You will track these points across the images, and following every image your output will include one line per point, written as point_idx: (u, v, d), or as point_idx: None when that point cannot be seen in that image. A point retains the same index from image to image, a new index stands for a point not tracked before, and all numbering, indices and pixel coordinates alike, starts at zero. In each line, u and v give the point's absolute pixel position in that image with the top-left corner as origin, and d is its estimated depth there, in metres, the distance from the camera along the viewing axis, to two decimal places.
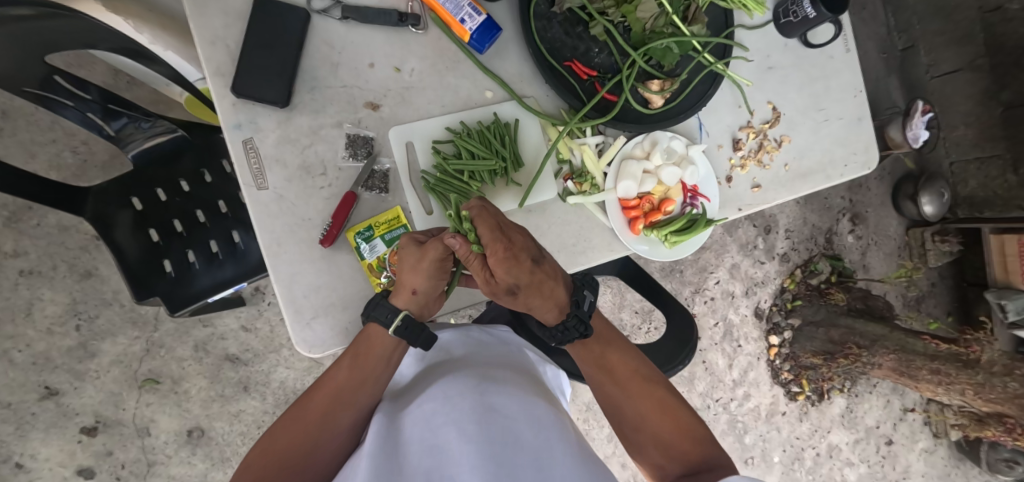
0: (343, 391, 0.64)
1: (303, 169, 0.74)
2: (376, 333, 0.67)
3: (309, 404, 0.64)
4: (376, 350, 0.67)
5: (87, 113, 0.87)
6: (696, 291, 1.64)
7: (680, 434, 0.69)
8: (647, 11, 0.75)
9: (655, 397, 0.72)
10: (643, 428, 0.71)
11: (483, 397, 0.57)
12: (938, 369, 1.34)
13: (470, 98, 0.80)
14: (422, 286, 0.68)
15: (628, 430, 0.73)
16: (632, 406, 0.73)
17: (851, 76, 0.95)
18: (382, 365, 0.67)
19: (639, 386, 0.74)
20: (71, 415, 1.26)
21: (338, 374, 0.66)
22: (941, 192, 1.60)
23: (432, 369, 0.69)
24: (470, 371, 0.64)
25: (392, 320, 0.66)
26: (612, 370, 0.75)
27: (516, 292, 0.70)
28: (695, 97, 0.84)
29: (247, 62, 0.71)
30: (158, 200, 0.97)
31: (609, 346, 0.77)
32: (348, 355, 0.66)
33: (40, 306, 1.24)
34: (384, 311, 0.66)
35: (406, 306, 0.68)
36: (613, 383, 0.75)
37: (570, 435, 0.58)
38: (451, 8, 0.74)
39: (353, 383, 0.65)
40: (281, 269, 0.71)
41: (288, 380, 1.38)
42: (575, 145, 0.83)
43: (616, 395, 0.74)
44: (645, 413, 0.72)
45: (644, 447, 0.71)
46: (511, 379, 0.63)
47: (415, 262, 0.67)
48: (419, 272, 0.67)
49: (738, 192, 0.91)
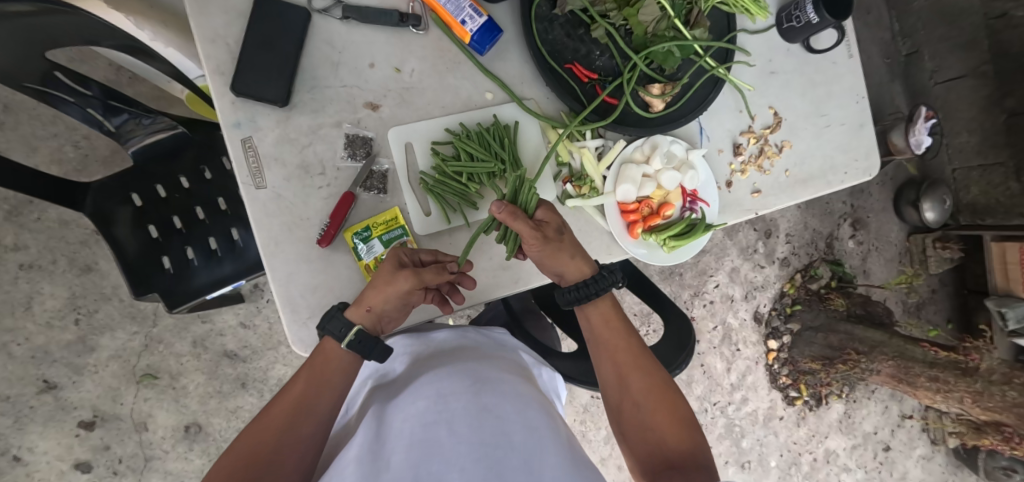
0: (304, 398, 0.64)
1: (302, 168, 0.73)
2: (332, 347, 0.67)
3: (268, 417, 0.62)
4: (334, 359, 0.67)
5: (88, 110, 0.87)
6: (695, 294, 1.64)
7: (673, 428, 0.67)
8: (648, 15, 0.75)
9: (658, 382, 0.71)
10: (639, 405, 0.69)
11: (477, 397, 0.57)
12: (936, 377, 1.34)
13: (470, 99, 0.80)
14: (383, 308, 0.68)
15: (621, 406, 0.71)
16: (631, 385, 0.71)
17: (854, 83, 0.95)
18: (340, 374, 0.67)
19: (645, 366, 0.72)
20: (69, 408, 1.27)
21: (297, 385, 0.65)
22: (943, 199, 1.60)
23: (425, 364, 0.69)
24: (466, 369, 0.64)
25: (346, 334, 0.66)
26: (622, 342, 0.74)
27: (562, 232, 0.74)
28: (697, 100, 0.84)
29: (245, 60, 0.70)
30: (157, 196, 0.97)
31: (623, 320, 0.76)
32: (308, 366, 0.66)
33: (39, 300, 1.25)
34: (338, 326, 0.66)
35: (359, 321, 0.67)
36: (619, 355, 0.73)
37: (561, 438, 0.58)
38: (452, 9, 0.74)
39: (315, 390, 0.65)
40: (279, 269, 0.71)
41: (287, 378, 1.38)
42: (575, 148, 0.82)
43: (619, 371, 0.73)
44: (644, 391, 0.70)
45: (636, 426, 0.69)
46: (505, 379, 0.64)
47: (384, 281, 0.67)
48: (384, 294, 0.67)
49: (738, 197, 0.90)
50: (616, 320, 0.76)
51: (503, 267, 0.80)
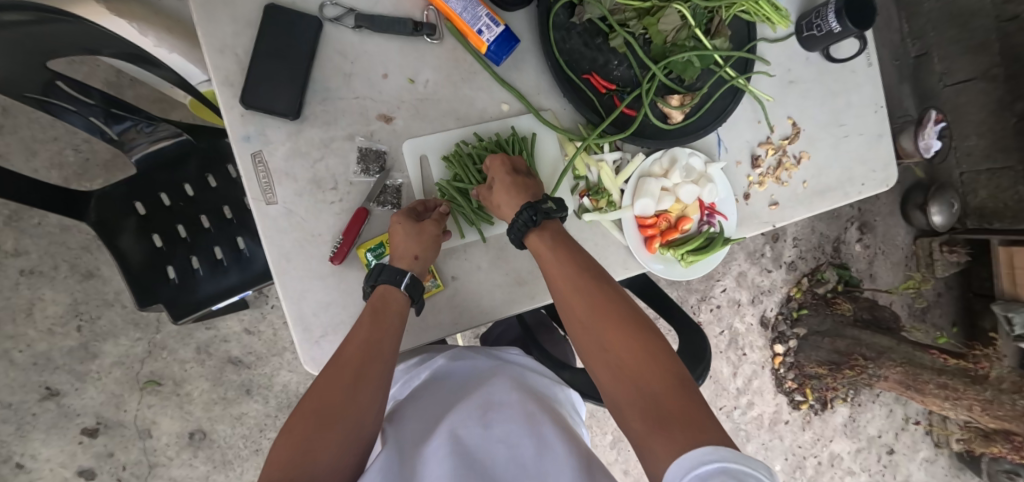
0: (373, 345, 0.62)
1: (313, 182, 0.71)
2: (390, 292, 0.67)
3: (338, 366, 0.60)
4: (393, 306, 0.66)
5: (90, 117, 0.84)
6: (702, 299, 1.63)
7: (633, 350, 0.59)
8: (669, 24, 0.73)
9: (610, 306, 0.63)
10: (590, 328, 0.63)
11: (488, 429, 0.59)
12: (944, 384, 1.33)
13: (485, 111, 0.77)
14: (426, 254, 0.69)
15: (576, 332, 0.65)
16: (582, 313, 0.64)
17: (872, 92, 0.93)
18: (397, 320, 0.66)
19: (599, 297, 0.64)
20: (72, 415, 1.25)
21: (360, 331, 0.63)
22: (951, 202, 1.59)
23: (430, 395, 0.70)
24: (470, 397, 0.65)
25: (401, 280, 0.67)
26: (560, 266, 0.66)
27: (493, 186, 0.71)
28: (715, 112, 0.82)
29: (255, 71, 0.68)
30: (161, 204, 0.95)
31: (571, 253, 0.68)
32: (369, 312, 0.65)
33: (40, 306, 1.23)
34: (390, 274, 0.67)
35: (410, 270, 0.68)
36: (562, 280, 0.66)
37: (576, 450, 0.59)
38: (468, 18, 0.71)
39: (377, 339, 0.63)
40: (292, 286, 0.69)
41: (291, 384, 1.37)
42: (592, 161, 0.80)
43: (567, 300, 0.66)
44: (594, 314, 0.63)
45: (594, 348, 0.62)
46: (515, 401, 0.65)
47: (413, 233, 0.69)
48: (424, 239, 0.69)
49: (756, 209, 0.88)
50: (564, 255, 0.67)
51: (519, 284, 0.78)
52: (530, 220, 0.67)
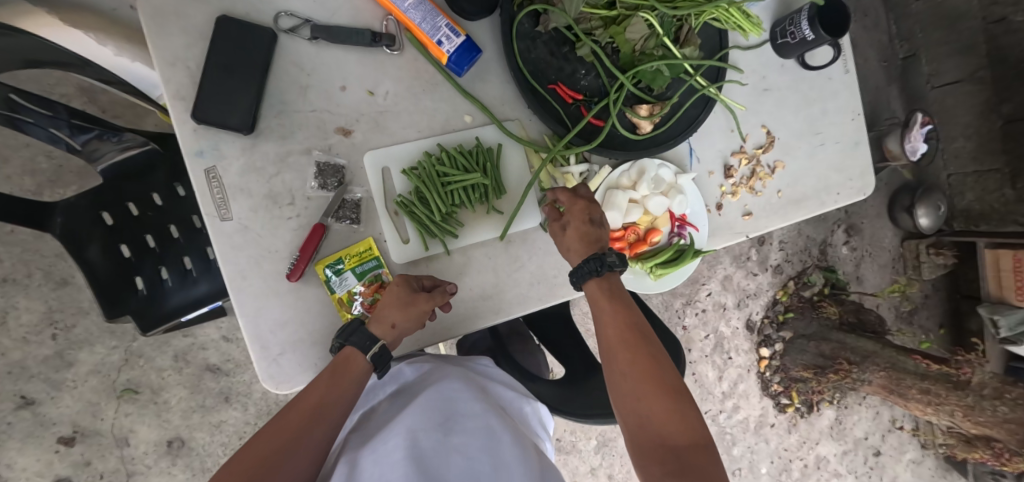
0: (322, 403, 0.62)
1: (269, 197, 0.70)
2: (354, 357, 0.65)
3: (283, 421, 0.60)
4: (356, 371, 0.65)
5: (51, 129, 0.81)
6: (687, 302, 1.62)
7: (666, 407, 0.60)
8: (636, 33, 0.72)
9: (650, 355, 0.64)
10: (633, 388, 0.62)
11: (447, 436, 0.58)
12: (928, 389, 1.32)
13: (447, 122, 0.76)
14: (405, 327, 0.68)
15: (610, 370, 0.66)
16: (620, 357, 0.64)
17: (849, 98, 0.92)
18: (357, 387, 0.65)
19: (641, 345, 0.64)
20: (48, 424, 1.23)
21: (316, 389, 0.63)
22: (938, 205, 1.57)
23: (395, 403, 0.68)
24: (432, 398, 0.64)
25: (369, 347, 0.66)
26: (615, 318, 0.66)
27: (567, 228, 0.72)
28: (686, 121, 0.81)
29: (207, 84, 0.66)
30: (129, 214, 0.93)
31: (620, 297, 0.68)
32: (328, 372, 0.64)
33: (15, 314, 1.21)
34: (361, 337, 0.65)
35: (383, 336, 0.68)
36: (613, 327, 0.66)
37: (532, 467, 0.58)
38: (427, 28, 0.70)
39: (331, 395, 0.63)
40: (248, 304, 0.68)
41: (271, 391, 1.35)
42: (558, 174, 0.79)
43: (609, 337, 0.66)
44: (642, 380, 0.62)
45: (626, 400, 0.63)
46: (476, 408, 0.63)
47: (406, 302, 0.67)
48: (410, 312, 0.67)
49: (729, 220, 0.87)
50: (614, 298, 0.68)
51: (484, 297, 0.76)
52: (596, 268, 0.67)
